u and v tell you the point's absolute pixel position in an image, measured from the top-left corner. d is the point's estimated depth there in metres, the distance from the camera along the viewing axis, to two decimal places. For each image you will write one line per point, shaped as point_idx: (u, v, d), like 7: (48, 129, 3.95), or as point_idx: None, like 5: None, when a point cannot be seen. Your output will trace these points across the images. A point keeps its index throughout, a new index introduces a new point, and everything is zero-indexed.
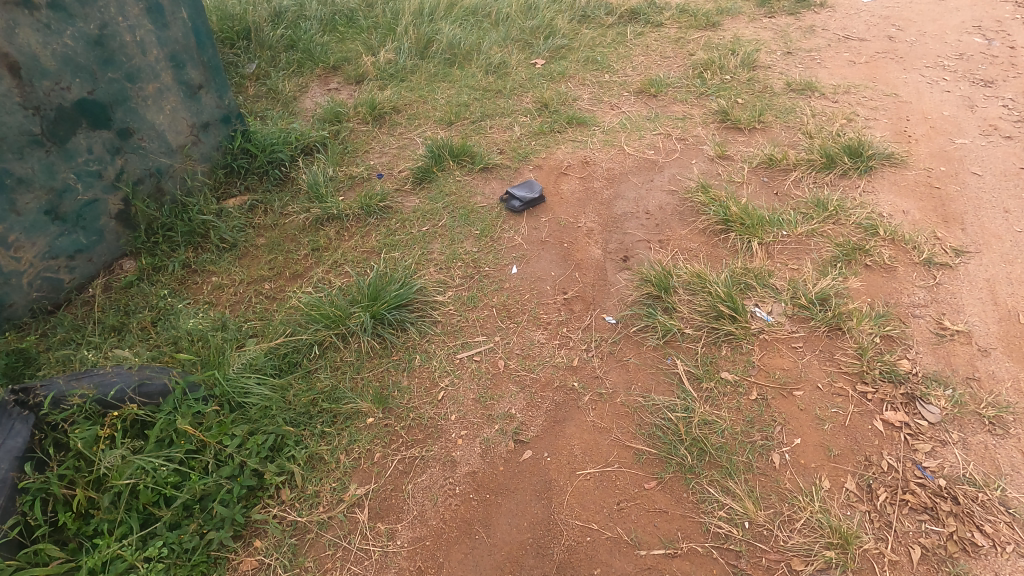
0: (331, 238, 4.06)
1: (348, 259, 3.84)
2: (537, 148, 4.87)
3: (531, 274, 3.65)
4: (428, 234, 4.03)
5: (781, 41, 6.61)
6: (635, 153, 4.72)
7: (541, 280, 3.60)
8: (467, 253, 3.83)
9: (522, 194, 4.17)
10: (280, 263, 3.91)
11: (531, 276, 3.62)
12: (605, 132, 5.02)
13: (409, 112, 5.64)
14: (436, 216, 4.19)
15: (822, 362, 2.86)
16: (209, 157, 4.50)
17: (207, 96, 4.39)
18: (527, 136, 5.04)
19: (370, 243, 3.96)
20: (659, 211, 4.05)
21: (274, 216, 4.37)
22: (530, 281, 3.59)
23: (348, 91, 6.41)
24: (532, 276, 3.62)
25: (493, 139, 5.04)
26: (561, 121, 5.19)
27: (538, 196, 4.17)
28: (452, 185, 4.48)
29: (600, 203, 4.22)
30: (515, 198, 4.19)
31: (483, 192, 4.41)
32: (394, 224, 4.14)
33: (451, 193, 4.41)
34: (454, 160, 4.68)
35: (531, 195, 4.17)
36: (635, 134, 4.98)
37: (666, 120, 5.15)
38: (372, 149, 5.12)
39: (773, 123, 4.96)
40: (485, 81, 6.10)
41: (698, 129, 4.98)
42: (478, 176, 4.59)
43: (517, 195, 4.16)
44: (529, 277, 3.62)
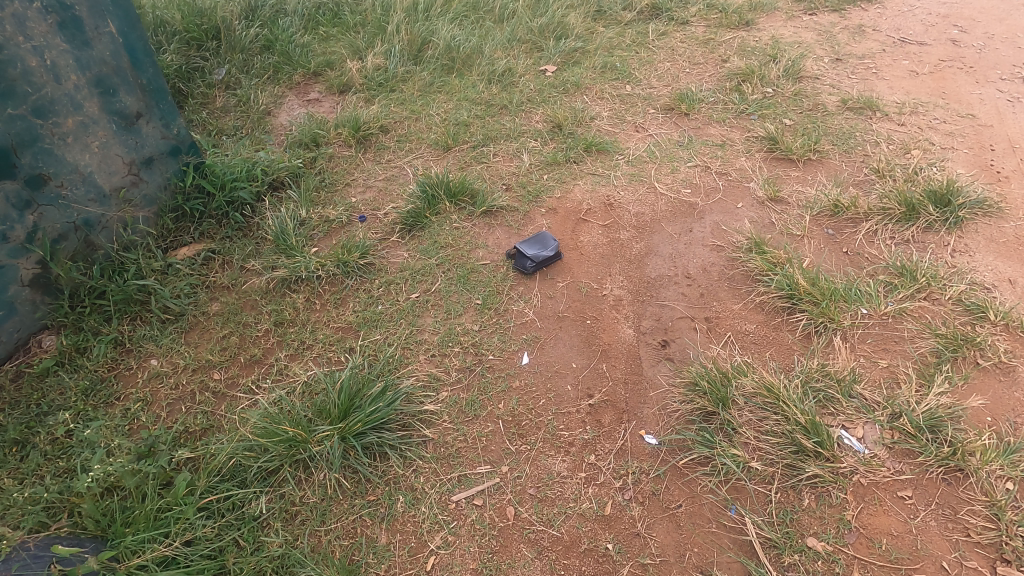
0: (299, 307, 3.30)
1: (319, 339, 3.09)
2: (550, 184, 4.08)
3: (547, 366, 2.89)
4: (418, 304, 3.27)
5: (827, 45, 5.76)
6: (668, 192, 3.94)
7: (559, 374, 2.85)
8: (466, 333, 3.08)
9: (534, 247, 3.38)
10: (235, 343, 3.15)
11: (547, 369, 2.88)
12: (630, 164, 4.23)
13: (399, 133, 4.83)
14: (428, 278, 3.43)
15: (941, 526, 2.15)
16: (154, 199, 3.72)
17: (149, 125, 3.62)
18: (538, 167, 4.25)
19: (346, 317, 3.20)
20: (703, 277, 3.29)
21: (232, 274, 3.61)
22: (545, 377, 2.84)
23: (330, 102, 5.59)
24: (548, 370, 2.87)
25: (498, 171, 4.25)
26: (578, 148, 4.39)
27: (554, 252, 3.39)
28: (448, 234, 3.72)
29: (628, 262, 3.46)
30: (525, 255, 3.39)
31: (486, 244, 3.64)
32: (377, 288, 3.37)
33: (446, 246, 3.64)
34: (450, 201, 3.90)
35: (545, 249, 3.38)
36: (666, 165, 4.18)
37: (703, 148, 4.35)
38: (354, 182, 4.33)
39: (830, 153, 4.17)
40: (488, 94, 5.28)
41: (742, 161, 4.18)
42: (480, 222, 3.81)
43: (526, 249, 3.37)
44: (545, 371, 2.87)
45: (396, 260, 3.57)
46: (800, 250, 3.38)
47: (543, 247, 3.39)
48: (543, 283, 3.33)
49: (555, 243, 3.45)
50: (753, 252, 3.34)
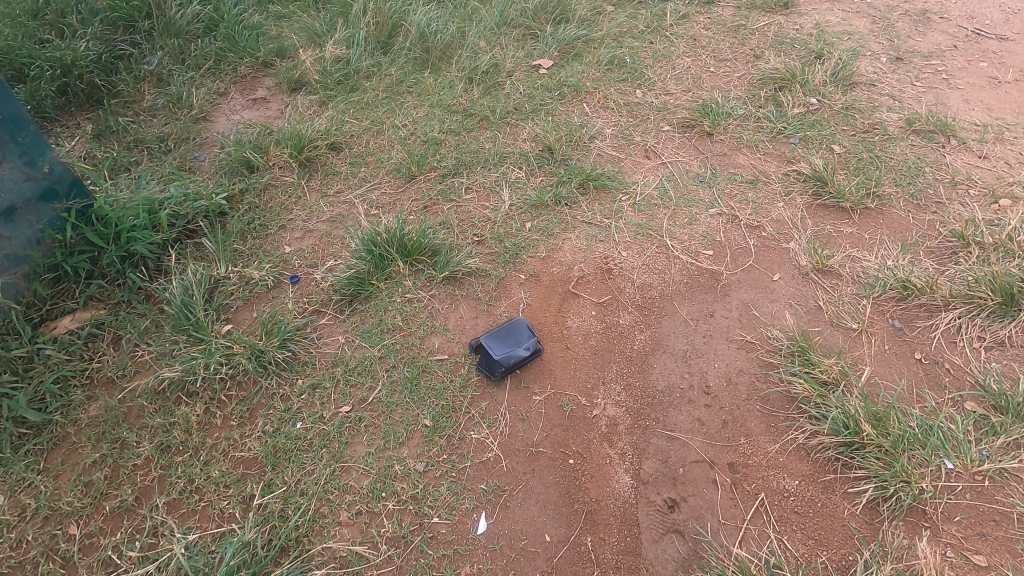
0: (194, 423, 2.52)
1: (211, 479, 2.33)
2: (534, 236, 3.21)
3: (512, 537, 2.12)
4: (347, 423, 2.48)
5: (885, 37, 4.72)
6: (683, 253, 3.06)
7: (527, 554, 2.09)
8: (407, 476, 2.30)
9: (504, 343, 2.57)
10: (104, 477, 2.39)
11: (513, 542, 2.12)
12: (637, 209, 3.34)
13: (354, 153, 3.94)
14: (365, 380, 2.62)
15: None
16: (24, 259, 2.92)
17: (4, 165, 2.81)
18: (521, 211, 3.38)
19: (252, 443, 2.43)
20: (726, 395, 2.47)
21: (119, 361, 2.82)
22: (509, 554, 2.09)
23: (279, 102, 4.64)
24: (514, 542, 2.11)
25: (470, 214, 3.39)
26: (572, 183, 3.50)
27: (532, 350, 2.58)
28: (398, 311, 2.90)
29: (628, 363, 2.63)
30: (496, 354, 2.54)
31: (445, 328, 2.82)
32: (298, 395, 2.58)
33: (395, 329, 2.83)
34: (405, 261, 3.07)
35: (518, 346, 2.57)
36: (682, 213, 3.30)
37: (729, 187, 3.45)
38: (291, 225, 3.47)
39: (891, 200, 3.28)
40: (467, 98, 4.33)
41: (779, 208, 3.28)
42: (441, 292, 2.97)
43: (494, 345, 2.56)
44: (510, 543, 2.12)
45: (329, 349, 2.77)
46: (857, 357, 2.55)
47: (516, 342, 2.59)
48: (515, 396, 2.53)
49: (533, 335, 2.64)
50: (795, 361, 2.50)
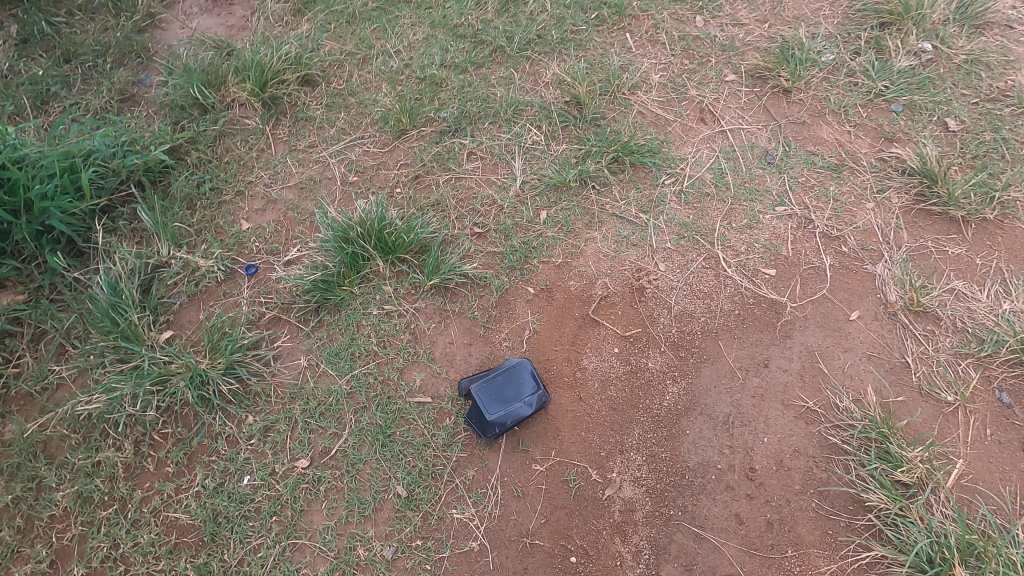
0: (121, 468, 2.09)
1: (139, 547, 1.95)
2: (549, 233, 2.53)
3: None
4: (302, 484, 2.03)
5: None
6: (738, 271, 2.39)
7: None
8: (370, 564, 1.90)
9: (499, 394, 2.06)
10: (16, 529, 2.01)
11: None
12: (683, 199, 2.61)
13: (332, 91, 3.13)
14: (328, 425, 2.15)
15: None
16: None
17: None
18: (535, 193, 2.66)
19: (188, 503, 2.01)
20: (775, 485, 1.96)
21: (37, 370, 2.33)
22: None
23: (243, 5, 3.69)
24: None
25: (470, 193, 2.69)
26: (603, 156, 2.72)
27: (533, 407, 2.05)
28: (374, 329, 2.34)
29: (654, 426, 2.10)
30: (491, 416, 2.02)
31: (430, 357, 2.27)
32: (246, 439, 2.13)
33: (368, 354, 2.29)
34: (384, 261, 2.45)
35: (515, 400, 2.05)
36: (741, 209, 2.57)
37: (805, 174, 2.67)
38: (249, 191, 2.80)
39: (1017, 210, 2.51)
40: (476, 16, 3.37)
41: (869, 211, 2.54)
42: (428, 305, 2.39)
43: (486, 397, 2.05)
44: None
45: (288, 376, 2.26)
46: (950, 445, 1.98)
47: (514, 395, 2.06)
48: (509, 464, 2.04)
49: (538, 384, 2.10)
50: (871, 450, 1.96)
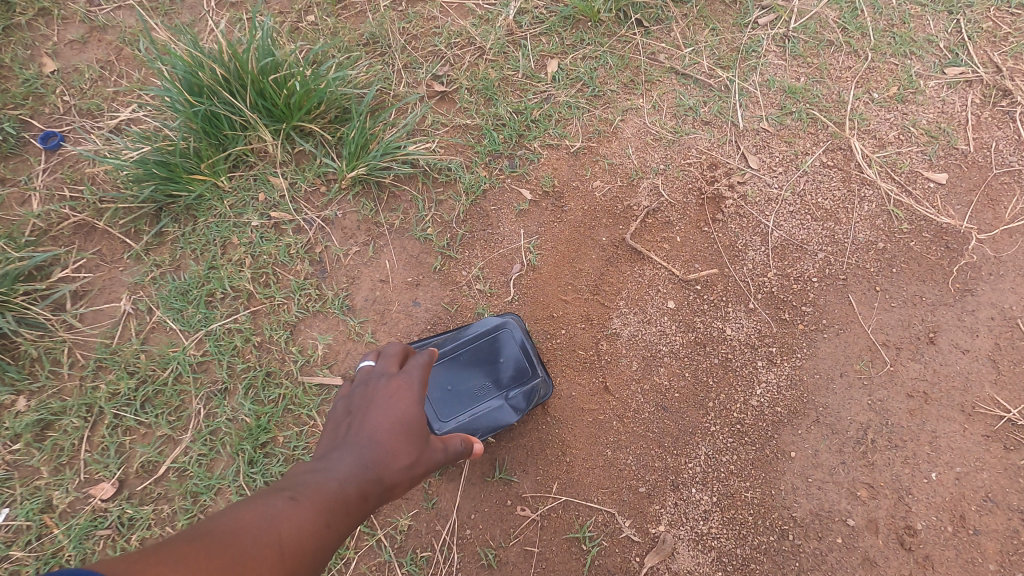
0: None
1: None
2: (559, 97, 1.48)
3: (396, 377, 0.89)
4: (99, 532, 1.14)
5: None
6: (883, 173, 1.39)
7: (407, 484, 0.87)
8: None
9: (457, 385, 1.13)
10: None
11: (409, 388, 0.87)
12: (790, 49, 1.54)
13: None
14: (155, 422, 1.21)
15: None
16: None
17: None
18: (538, 29, 1.56)
19: None
20: (950, 562, 1.10)
21: None
22: (395, 444, 0.83)
23: None
24: (409, 424, 0.84)
25: (430, 24, 1.59)
26: None
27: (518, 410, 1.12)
28: (250, 254, 1.35)
29: (735, 443, 1.19)
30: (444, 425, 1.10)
31: (346, 306, 1.31)
32: (7, 444, 1.19)
33: (238, 297, 1.32)
34: (272, 134, 1.40)
35: (487, 397, 1.12)
36: (887, 69, 1.51)
37: (994, 16, 1.58)
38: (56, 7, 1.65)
39: None
40: None
41: None
42: (347, 215, 1.39)
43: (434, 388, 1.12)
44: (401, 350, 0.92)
45: (94, 331, 1.30)
46: None
47: (486, 385, 1.13)
48: (476, 506, 1.15)
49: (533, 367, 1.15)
50: None
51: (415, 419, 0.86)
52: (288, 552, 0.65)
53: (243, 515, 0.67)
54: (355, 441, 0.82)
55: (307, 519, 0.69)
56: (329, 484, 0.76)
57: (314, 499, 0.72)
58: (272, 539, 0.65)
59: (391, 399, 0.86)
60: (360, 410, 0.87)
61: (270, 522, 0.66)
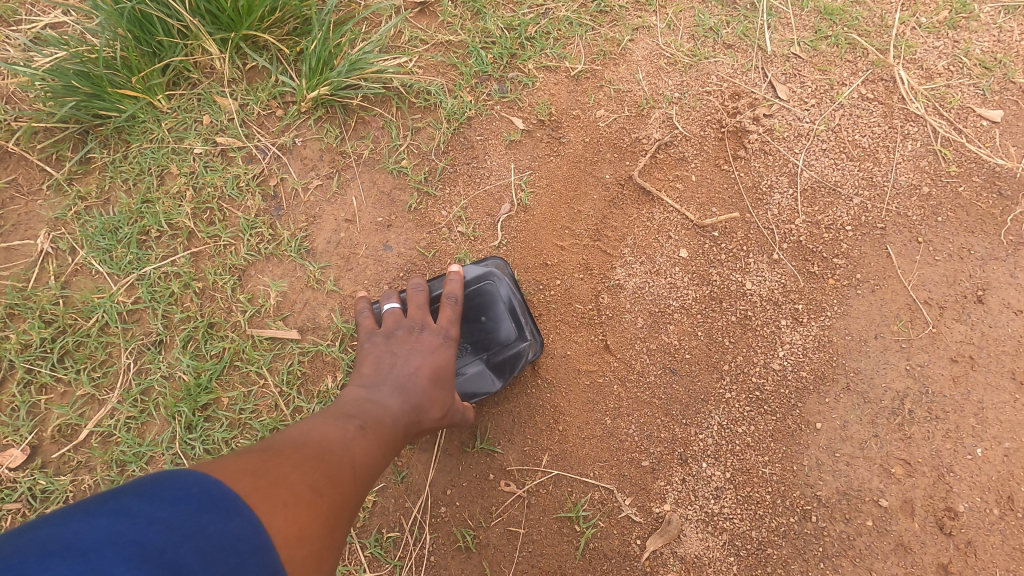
0: None
1: None
2: (559, 11, 1.26)
3: (438, 327, 0.91)
4: (7, 505, 0.97)
5: None
6: (931, 108, 1.20)
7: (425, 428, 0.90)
8: None
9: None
10: None
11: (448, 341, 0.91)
12: None
13: None
14: (76, 379, 1.03)
15: None
16: None
17: None
18: None
19: None
20: (994, 548, 0.96)
21: None
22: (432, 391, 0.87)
23: None
24: (448, 373, 0.88)
25: None
26: None
27: (500, 376, 0.97)
28: (191, 186, 1.15)
29: (753, 411, 1.03)
30: None
31: (304, 249, 1.12)
32: None
33: (177, 236, 1.12)
34: (219, 45, 1.19)
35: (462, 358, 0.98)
36: None
37: None
38: None
39: None
40: None
41: None
42: (308, 144, 1.18)
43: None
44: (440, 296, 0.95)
45: (4, 273, 1.10)
46: None
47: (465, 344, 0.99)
48: (454, 480, 1.00)
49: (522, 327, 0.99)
50: None
51: None
52: (361, 473, 0.69)
53: (323, 438, 0.69)
54: None
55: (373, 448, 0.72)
56: (387, 418, 0.78)
57: (379, 429, 0.76)
58: (349, 460, 0.69)
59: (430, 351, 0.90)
60: (401, 352, 0.88)
61: (351, 447, 0.70)
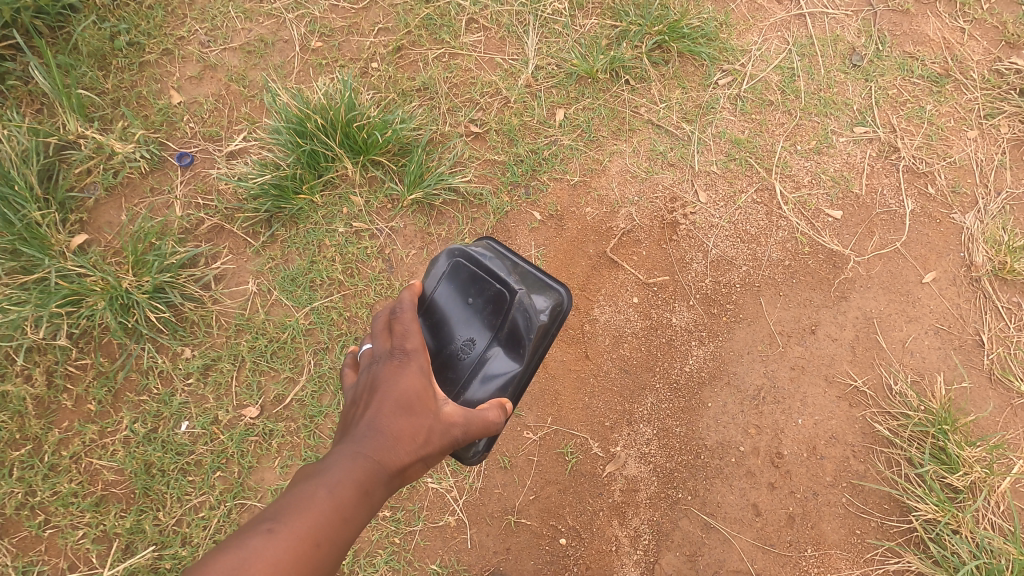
0: (31, 403, 1.75)
1: (60, 498, 1.68)
2: (564, 141, 1.99)
3: (391, 358, 1.10)
4: (250, 438, 1.73)
5: None
6: (796, 209, 1.92)
7: (421, 466, 1.04)
8: None
9: (465, 333, 1.35)
10: None
11: (404, 371, 1.08)
12: (739, 107, 2.04)
13: None
14: (282, 368, 1.79)
15: None
16: None
17: None
18: (551, 83, 2.06)
19: (116, 451, 1.71)
20: (803, 475, 1.69)
21: None
22: (402, 435, 1.00)
23: None
24: (409, 402, 1.04)
25: (469, 76, 2.08)
26: (643, 38, 2.07)
27: (538, 329, 1.33)
28: (339, 252, 1.89)
29: (671, 395, 1.77)
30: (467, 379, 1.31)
31: None
32: (183, 378, 1.78)
33: (332, 284, 1.87)
34: (354, 164, 1.92)
35: (496, 338, 1.34)
36: (810, 127, 2.02)
37: (897, 85, 2.08)
38: (179, 50, 2.15)
39: None
40: None
41: (968, 142, 2.01)
42: (408, 226, 1.92)
43: (446, 343, 1.34)
44: (397, 321, 1.14)
45: (233, 304, 1.86)
46: (1014, 445, 1.69)
47: (493, 320, 1.36)
48: None
49: (528, 286, 1.38)
50: (924, 447, 1.66)
51: (414, 396, 1.05)
52: None
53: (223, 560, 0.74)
54: (345, 456, 0.95)
55: (305, 531, 0.81)
56: (315, 505, 0.85)
57: (296, 528, 0.81)
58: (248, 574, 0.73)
59: (388, 389, 1.05)
60: (366, 406, 1.05)
61: (250, 559, 0.75)
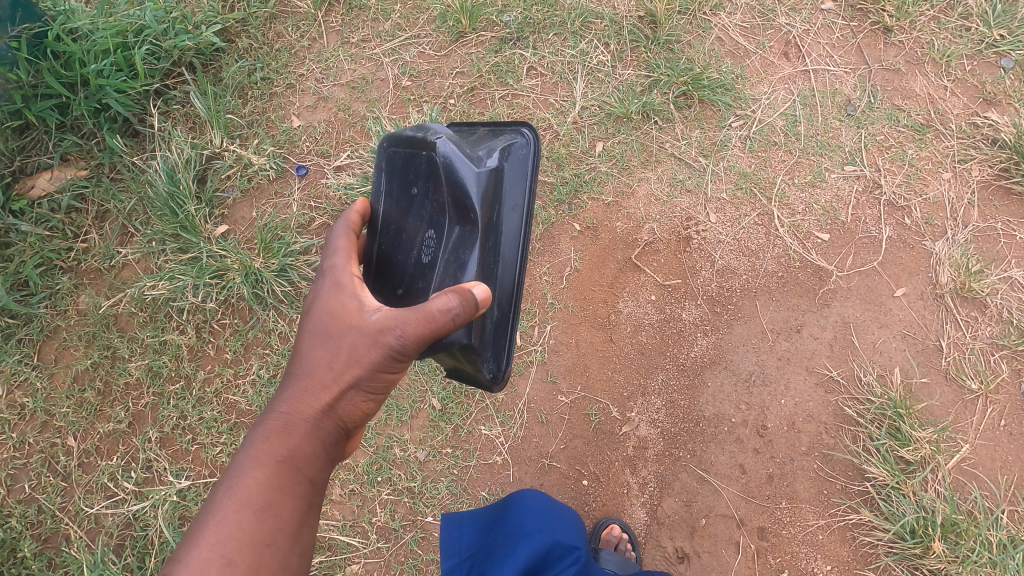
0: (185, 350, 2.32)
1: (205, 422, 2.22)
2: (602, 168, 2.46)
3: (317, 304, 1.37)
4: None
5: None
6: (790, 231, 2.34)
7: (354, 389, 1.31)
8: (405, 462, 2.15)
9: (423, 222, 1.44)
10: (97, 392, 2.30)
11: (320, 324, 1.34)
12: (748, 146, 2.47)
13: None
14: None
15: None
16: None
17: None
18: (593, 120, 2.54)
19: (248, 390, 2.25)
20: (781, 443, 2.09)
21: (105, 248, 2.49)
22: (326, 375, 1.30)
23: None
24: (332, 342, 1.32)
25: (528, 113, 2.58)
26: (671, 87, 2.54)
27: (470, 180, 1.35)
28: None
29: (678, 374, 2.20)
30: (434, 267, 1.40)
31: None
32: None
33: None
34: None
35: (450, 215, 1.40)
36: (807, 164, 2.44)
37: (885, 132, 2.48)
38: (301, 84, 2.72)
39: None
40: None
41: (943, 182, 2.40)
42: None
43: (412, 240, 1.46)
44: (326, 258, 1.42)
45: None
46: (961, 430, 2.06)
47: (437, 199, 1.41)
48: (538, 393, 2.20)
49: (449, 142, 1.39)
50: (882, 426, 2.05)
51: (332, 339, 1.32)
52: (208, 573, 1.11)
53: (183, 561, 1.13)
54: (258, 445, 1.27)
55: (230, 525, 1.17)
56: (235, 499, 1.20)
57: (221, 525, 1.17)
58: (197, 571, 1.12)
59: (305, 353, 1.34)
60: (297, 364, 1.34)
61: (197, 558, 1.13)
